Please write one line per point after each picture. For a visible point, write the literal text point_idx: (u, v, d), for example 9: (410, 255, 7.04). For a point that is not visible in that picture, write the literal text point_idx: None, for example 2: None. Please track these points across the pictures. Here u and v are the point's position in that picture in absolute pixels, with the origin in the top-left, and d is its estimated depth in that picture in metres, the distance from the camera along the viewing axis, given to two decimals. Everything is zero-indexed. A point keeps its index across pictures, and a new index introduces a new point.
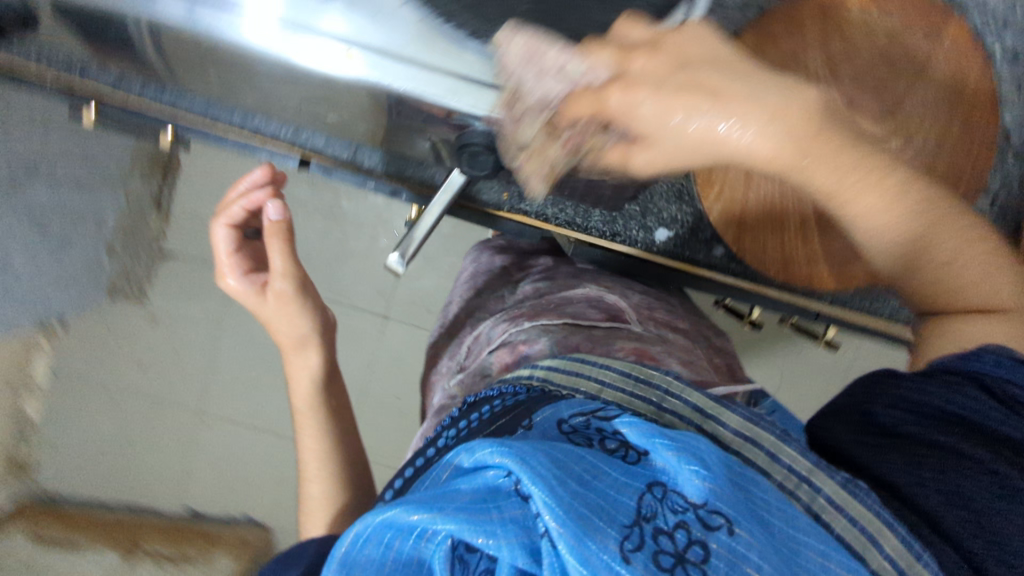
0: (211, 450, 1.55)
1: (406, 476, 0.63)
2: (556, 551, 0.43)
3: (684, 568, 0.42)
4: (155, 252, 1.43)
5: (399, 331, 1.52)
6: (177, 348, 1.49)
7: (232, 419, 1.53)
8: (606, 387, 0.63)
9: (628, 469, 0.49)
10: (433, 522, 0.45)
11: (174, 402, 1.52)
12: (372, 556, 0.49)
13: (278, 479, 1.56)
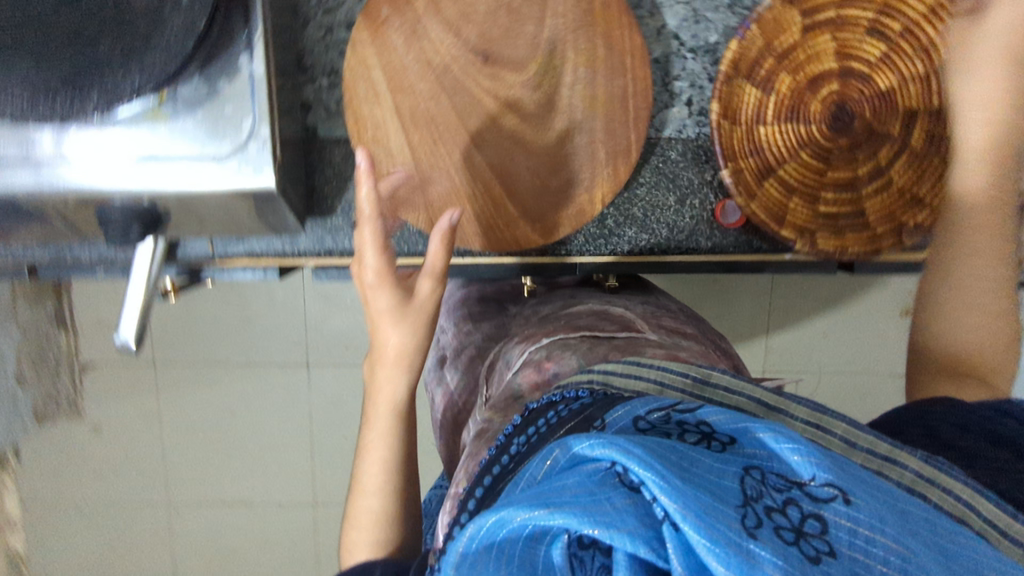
0: (188, 529, 1.57)
1: (485, 481, 0.40)
2: (856, 508, 0.29)
3: (847, 497, 0.29)
4: (73, 364, 1.46)
5: (327, 375, 1.45)
6: (122, 447, 1.52)
7: (197, 497, 1.55)
8: (793, 403, 0.39)
9: (850, 449, 0.36)
10: (687, 516, 0.26)
11: (130, 496, 1.55)
12: (580, 491, 0.29)
13: (262, 540, 1.56)
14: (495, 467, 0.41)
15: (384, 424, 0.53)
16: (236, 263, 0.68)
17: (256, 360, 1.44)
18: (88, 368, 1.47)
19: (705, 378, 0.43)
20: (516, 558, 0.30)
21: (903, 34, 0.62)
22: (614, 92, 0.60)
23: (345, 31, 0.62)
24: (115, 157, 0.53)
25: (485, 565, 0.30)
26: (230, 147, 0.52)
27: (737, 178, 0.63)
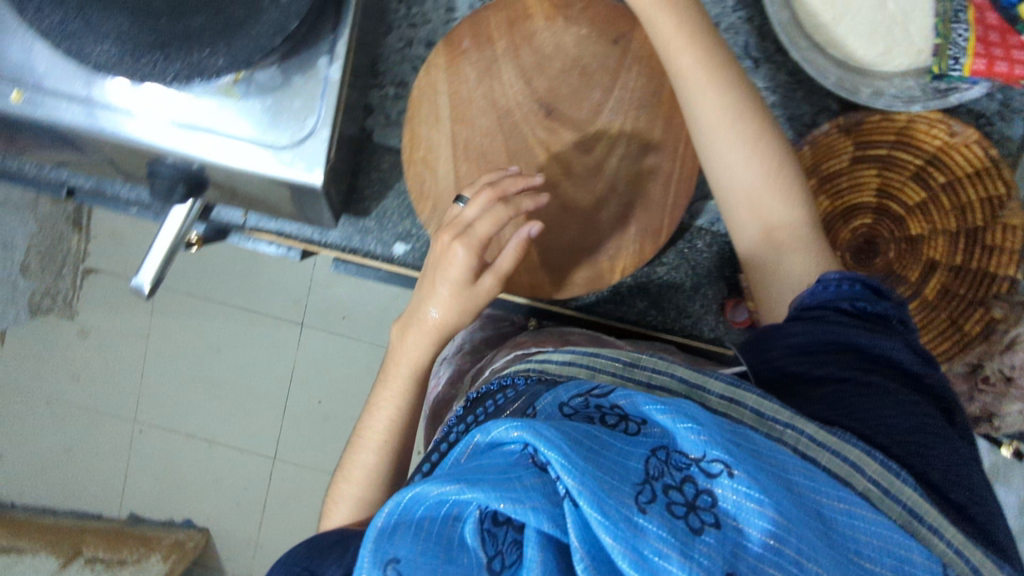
0: (147, 457, 1.57)
1: (436, 457, 0.46)
2: (739, 482, 0.33)
3: (730, 473, 0.33)
4: (77, 267, 1.50)
5: (318, 337, 1.49)
6: (105, 359, 1.55)
7: (164, 426, 1.56)
8: (709, 379, 0.43)
9: (759, 418, 0.40)
10: (582, 492, 0.31)
11: (101, 409, 1.56)
12: (494, 470, 0.34)
13: (214, 484, 1.54)
14: (439, 447, 0.47)
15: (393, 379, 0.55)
16: (265, 237, 0.71)
17: (255, 308, 1.50)
18: (90, 275, 1.50)
19: (638, 360, 0.46)
20: (433, 535, 0.34)
21: (946, 187, 0.64)
22: (660, 173, 0.62)
23: (421, 49, 0.65)
24: (176, 119, 0.55)
25: (405, 535, 0.34)
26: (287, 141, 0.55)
27: (754, 285, 0.65)
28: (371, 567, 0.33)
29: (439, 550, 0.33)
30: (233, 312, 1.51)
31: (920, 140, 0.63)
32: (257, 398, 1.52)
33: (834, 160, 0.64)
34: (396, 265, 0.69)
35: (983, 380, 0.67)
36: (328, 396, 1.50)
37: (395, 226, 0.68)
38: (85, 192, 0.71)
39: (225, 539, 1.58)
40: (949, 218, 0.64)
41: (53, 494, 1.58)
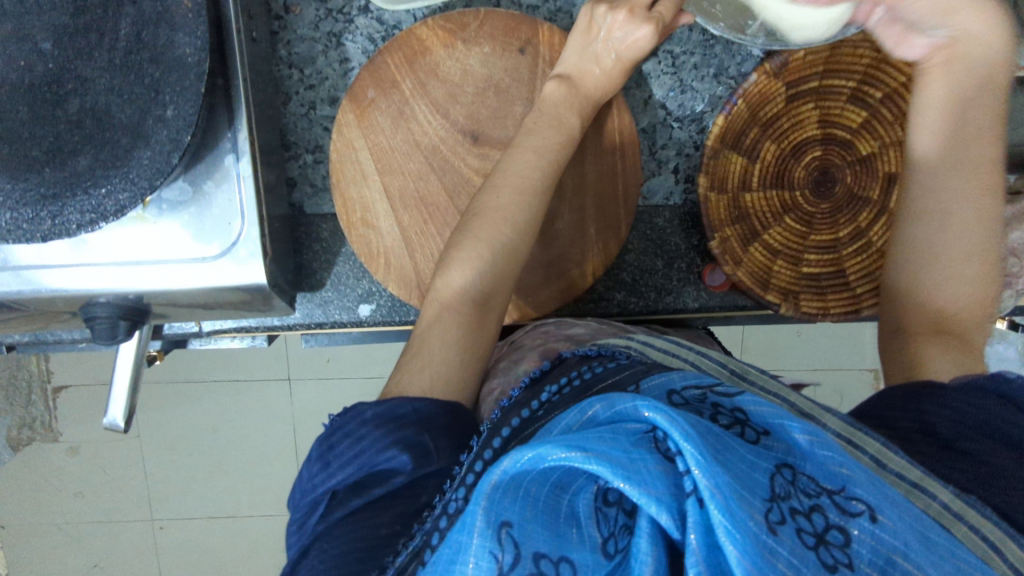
0: (176, 548, 1.57)
1: (503, 434, 0.43)
2: (879, 528, 0.32)
3: (873, 516, 0.33)
4: (47, 387, 1.48)
5: (307, 389, 1.48)
6: (104, 469, 1.52)
7: (184, 515, 1.55)
8: (826, 412, 0.41)
9: (880, 469, 0.37)
10: (715, 496, 0.29)
11: (116, 517, 1.55)
12: (616, 445, 0.32)
13: (250, 554, 1.57)
14: (525, 411, 0.44)
15: (436, 315, 0.52)
16: (228, 333, 0.68)
17: (239, 377, 1.48)
18: (62, 392, 1.49)
19: (743, 371, 0.47)
20: (542, 501, 0.32)
21: (884, 103, 0.63)
22: (603, 169, 0.60)
23: (327, 107, 0.62)
24: (101, 261, 0.52)
25: (514, 499, 0.31)
26: (216, 250, 0.52)
27: (725, 246, 0.64)
28: (483, 532, 0.31)
29: (547, 520, 0.32)
30: (216, 387, 1.49)
31: (849, 64, 0.62)
32: (262, 465, 1.52)
33: (770, 105, 0.63)
34: (367, 327, 0.66)
35: None
36: None
37: (354, 289, 0.65)
38: (24, 346, 0.67)
39: None
40: (894, 128, 0.64)
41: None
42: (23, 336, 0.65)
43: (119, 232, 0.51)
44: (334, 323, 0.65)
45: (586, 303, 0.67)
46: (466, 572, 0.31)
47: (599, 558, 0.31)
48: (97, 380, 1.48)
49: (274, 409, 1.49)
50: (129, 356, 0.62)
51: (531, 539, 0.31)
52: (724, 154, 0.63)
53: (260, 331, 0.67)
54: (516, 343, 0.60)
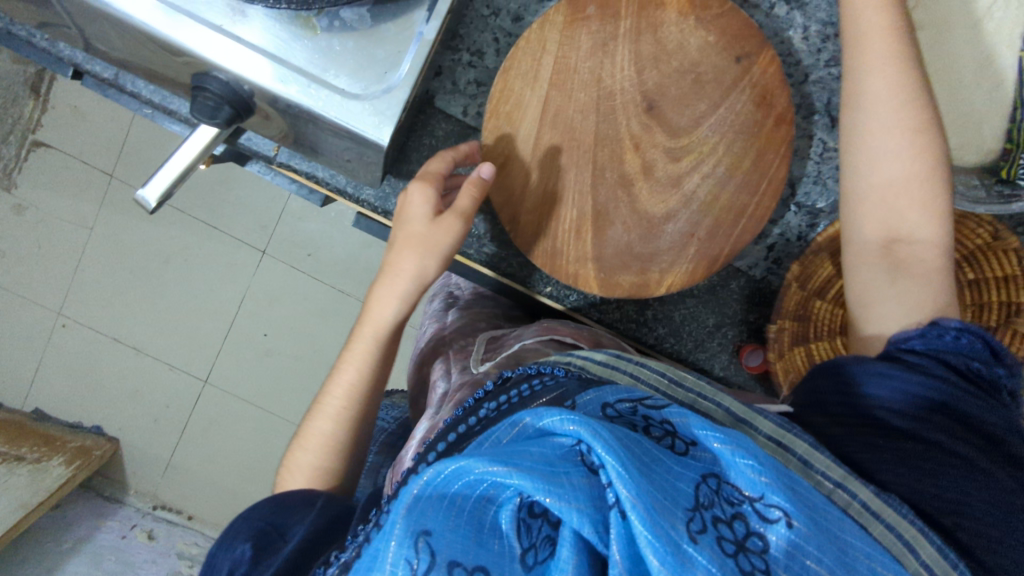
0: (67, 353, 1.48)
1: (444, 442, 0.46)
2: (794, 533, 0.35)
3: (789, 522, 0.35)
4: (27, 139, 1.40)
5: (277, 268, 1.44)
6: (40, 243, 1.44)
7: (93, 326, 1.47)
8: (761, 416, 0.45)
9: (804, 468, 0.42)
10: (636, 506, 0.32)
11: (26, 295, 1.46)
12: (541, 460, 0.35)
13: (133, 393, 1.50)
14: (461, 428, 0.47)
15: (374, 338, 0.58)
16: (292, 175, 0.65)
17: (220, 225, 1.42)
18: (38, 150, 1.40)
19: (681, 377, 0.48)
20: (467, 511, 0.35)
21: (971, 284, 0.66)
22: (736, 203, 0.60)
23: (508, 22, 0.61)
24: (244, 41, 0.49)
25: (436, 511, 0.34)
26: (354, 91, 0.50)
27: (778, 336, 0.65)
28: (401, 540, 0.33)
29: (469, 530, 0.34)
30: (192, 222, 1.42)
31: (963, 235, 0.65)
32: (196, 318, 1.46)
33: None
34: None
35: None
36: (278, 331, 1.46)
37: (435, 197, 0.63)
38: (95, 78, 0.63)
39: (136, 454, 1.52)
40: (965, 313, 0.66)
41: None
42: (99, 72, 0.61)
43: (275, 28, 0.49)
44: (399, 217, 0.63)
45: (629, 320, 0.68)
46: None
47: (520, 569, 0.34)
48: (80, 157, 1.40)
49: (237, 271, 1.44)
50: (196, 144, 0.59)
51: (447, 548, 0.33)
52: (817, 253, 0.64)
53: (321, 188, 0.65)
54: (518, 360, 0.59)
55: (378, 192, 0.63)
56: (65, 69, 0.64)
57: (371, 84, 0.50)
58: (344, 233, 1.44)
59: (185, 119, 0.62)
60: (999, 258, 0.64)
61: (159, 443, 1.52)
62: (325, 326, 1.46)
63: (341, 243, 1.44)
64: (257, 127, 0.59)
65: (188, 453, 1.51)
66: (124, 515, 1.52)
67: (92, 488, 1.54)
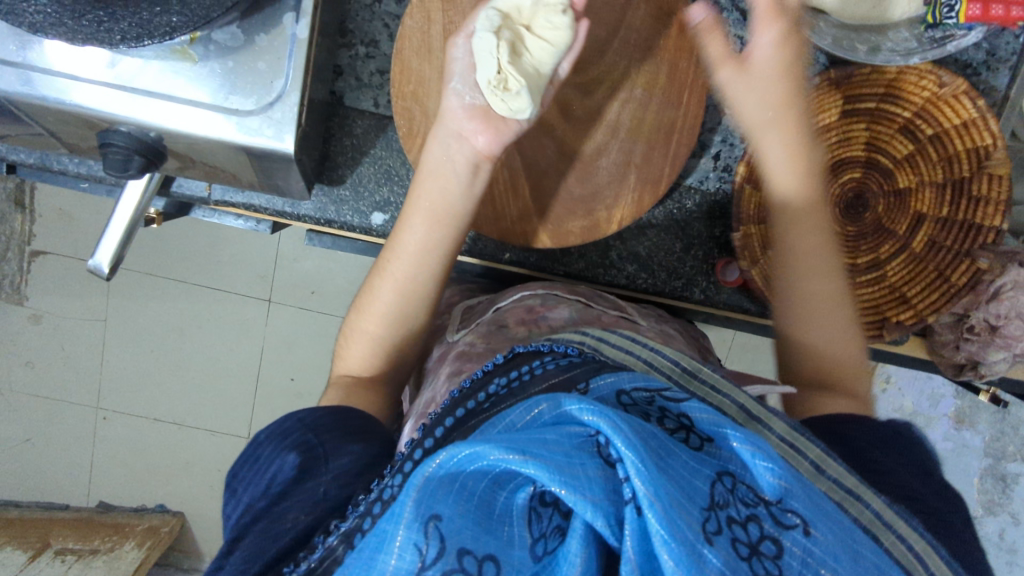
0: (113, 443, 1.53)
1: (447, 423, 0.44)
2: (812, 541, 0.33)
3: (807, 529, 0.33)
4: (25, 251, 1.45)
5: (285, 313, 1.46)
6: (63, 345, 1.49)
7: (129, 411, 1.52)
8: (772, 416, 0.42)
9: (816, 473, 0.40)
10: (654, 503, 0.30)
11: (63, 397, 1.52)
12: (557, 449, 0.33)
13: (184, 466, 1.54)
14: (469, 403, 0.45)
15: (395, 279, 0.58)
16: (232, 210, 0.67)
17: (218, 285, 1.45)
18: (38, 259, 1.45)
19: (694, 371, 0.45)
20: (475, 497, 0.32)
21: (933, 140, 0.63)
22: (662, 121, 0.59)
23: (393, 5, 0.61)
24: (171, 95, 0.50)
25: (446, 495, 0.32)
26: (246, 108, 0.51)
27: (746, 243, 0.63)
28: (410, 523, 0.31)
29: (478, 515, 0.32)
30: (193, 289, 1.46)
31: (908, 93, 0.62)
32: (221, 381, 1.50)
33: (824, 115, 0.62)
34: (375, 235, 0.65)
35: (969, 329, 0.66)
36: (303, 373, 1.49)
37: (372, 194, 0.64)
38: (27, 166, 0.65)
39: (203, 521, 1.58)
40: (935, 170, 0.63)
41: (16, 487, 1.56)
42: (25, 159, 0.63)
43: (156, 67, 0.50)
44: (341, 222, 0.64)
45: (594, 265, 0.68)
46: (387, 564, 0.31)
47: (527, 560, 0.32)
48: (77, 255, 1.45)
49: (247, 325, 1.47)
50: (130, 204, 0.61)
51: (456, 535, 0.31)
52: (762, 150, 0.62)
53: (263, 215, 0.66)
54: (500, 323, 0.61)
55: (317, 205, 0.64)
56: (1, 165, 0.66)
57: (262, 97, 0.51)
58: (340, 262, 1.44)
59: (117, 181, 0.63)
60: (951, 105, 0.61)
61: (220, 507, 1.56)
62: None
63: (339, 273, 1.45)
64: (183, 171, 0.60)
65: None
66: None
67: (171, 563, 1.61)
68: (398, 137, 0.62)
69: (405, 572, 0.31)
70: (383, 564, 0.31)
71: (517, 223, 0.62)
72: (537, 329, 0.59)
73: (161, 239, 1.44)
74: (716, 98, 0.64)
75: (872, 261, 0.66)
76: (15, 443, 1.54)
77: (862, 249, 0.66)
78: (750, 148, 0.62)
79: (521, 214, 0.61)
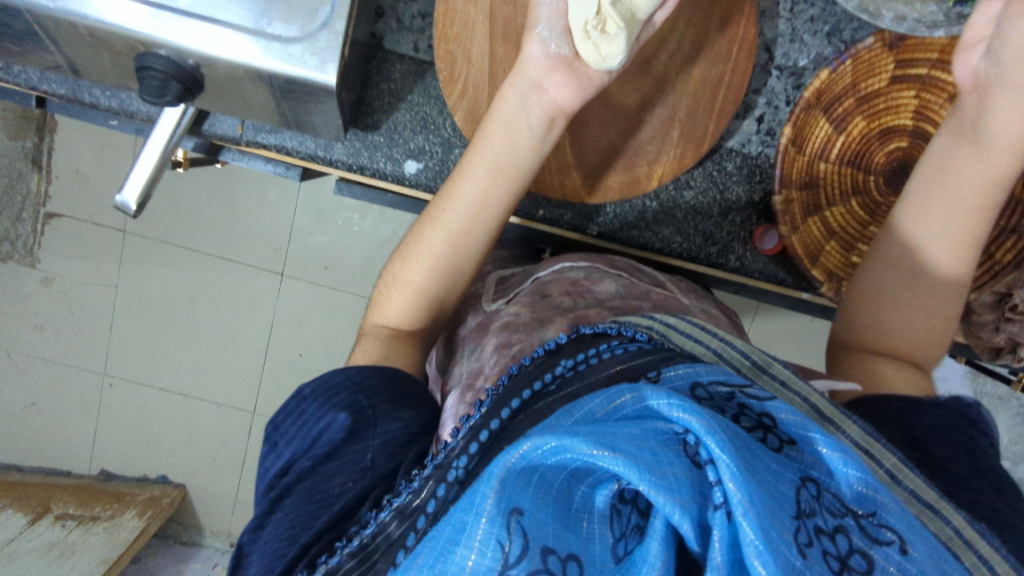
0: (119, 410, 1.52)
1: (513, 404, 0.44)
2: (907, 559, 0.32)
3: (902, 546, 0.32)
4: (40, 212, 1.42)
5: (299, 288, 1.43)
6: (73, 309, 1.47)
7: (136, 378, 1.50)
8: (848, 420, 0.41)
9: (893, 483, 0.39)
10: (747, 510, 0.30)
11: (71, 362, 1.50)
12: (644, 446, 0.32)
13: (188, 437, 1.53)
14: (535, 384, 0.45)
15: (448, 226, 0.57)
16: (262, 153, 0.65)
17: (231, 255, 1.42)
18: (53, 221, 1.42)
19: (766, 363, 0.44)
20: (555, 490, 0.33)
21: None
22: (710, 77, 0.58)
23: None
24: (211, 15, 0.49)
25: (528, 486, 0.32)
26: (288, 33, 0.49)
27: (786, 207, 0.62)
28: (493, 517, 0.31)
29: (558, 509, 0.32)
30: (204, 258, 1.42)
31: None
32: (230, 355, 1.47)
33: (874, 79, 0.61)
34: (407, 185, 0.64)
35: (1011, 309, 0.64)
36: (311, 349, 1.46)
37: (407, 141, 0.62)
38: (56, 98, 0.63)
39: (204, 494, 1.57)
40: None
41: (20, 449, 1.55)
42: (55, 88, 0.62)
43: None
44: (373, 168, 0.63)
45: (629, 227, 0.66)
46: (466, 560, 0.32)
47: (609, 560, 0.32)
48: (91, 219, 1.42)
49: (259, 299, 1.44)
50: (160, 140, 0.59)
51: (538, 531, 0.31)
52: (804, 113, 0.61)
53: (295, 160, 0.65)
54: (542, 294, 0.62)
55: (351, 150, 0.62)
56: (33, 96, 0.65)
57: (306, 23, 0.49)
58: (355, 238, 1.40)
59: (150, 116, 0.62)
60: None
61: (222, 481, 1.55)
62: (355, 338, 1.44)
63: (354, 249, 1.41)
64: (219, 105, 0.58)
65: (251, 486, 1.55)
66: None
67: (170, 535, 1.60)
68: (436, 83, 0.61)
69: (486, 568, 0.31)
70: (462, 558, 0.32)
71: (557, 175, 0.61)
72: (583, 300, 0.60)
73: (172, 203, 1.40)
74: (765, 57, 0.63)
75: None
76: (21, 405, 1.53)
77: None
78: (793, 110, 0.61)
79: (561, 162, 0.60)
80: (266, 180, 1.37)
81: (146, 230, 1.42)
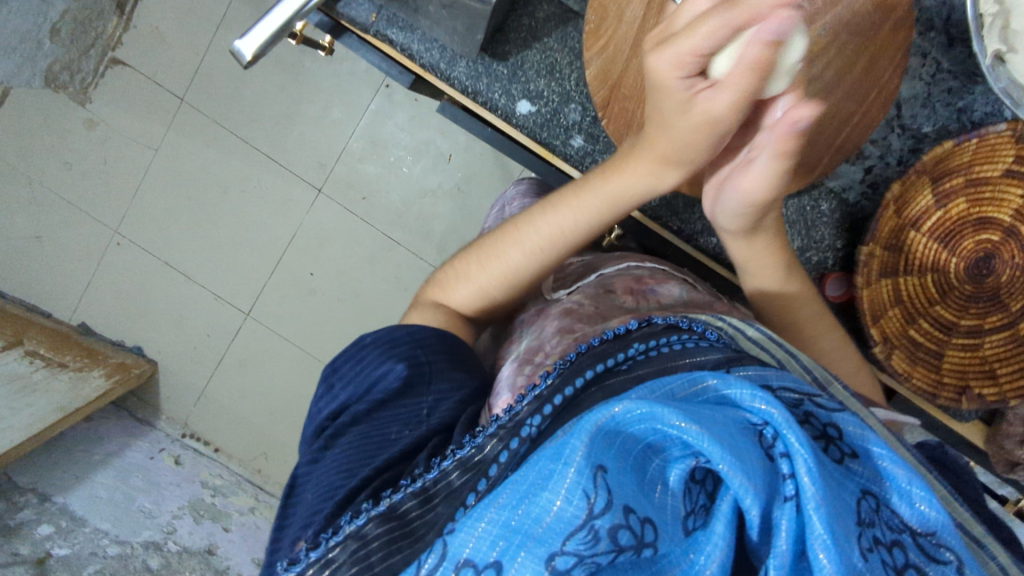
0: (119, 269, 1.50)
1: (587, 375, 0.43)
2: None
3: (960, 569, 0.33)
4: (107, 55, 1.41)
5: (331, 209, 1.41)
6: (106, 159, 1.45)
7: (146, 245, 1.49)
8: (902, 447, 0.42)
9: None
10: (819, 506, 0.30)
11: (87, 209, 1.48)
12: (725, 428, 0.32)
13: (177, 318, 1.51)
14: (609, 360, 0.44)
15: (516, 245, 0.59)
16: (383, 48, 0.65)
17: (278, 157, 1.40)
18: (116, 68, 1.41)
19: (829, 382, 0.46)
20: (633, 457, 0.32)
21: None
22: (843, 109, 0.59)
23: None
24: None
25: (609, 444, 0.32)
26: None
27: (867, 261, 0.64)
28: (578, 467, 0.31)
29: (635, 474, 0.32)
30: (252, 150, 1.41)
31: None
32: (244, 252, 1.45)
33: (989, 165, 0.61)
34: (513, 124, 0.63)
35: None
36: (324, 271, 1.43)
37: (527, 82, 0.63)
38: None
39: (173, 381, 1.54)
40: None
41: (7, 278, 1.52)
42: None
43: None
44: (487, 98, 0.63)
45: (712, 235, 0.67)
46: (552, 504, 0.31)
47: (679, 531, 0.31)
48: (153, 78, 1.41)
49: (290, 207, 1.42)
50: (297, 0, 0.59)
51: (620, 489, 0.30)
52: (909, 176, 0.62)
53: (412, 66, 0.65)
54: (606, 288, 0.60)
55: (472, 73, 0.63)
56: None
57: None
58: (399, 173, 1.38)
59: None
60: None
61: (195, 372, 1.52)
62: (371, 272, 1.42)
63: (396, 185, 1.39)
64: None
65: (222, 386, 1.52)
66: (181, 452, 1.52)
67: (125, 409, 1.56)
68: (576, 35, 0.62)
69: (569, 517, 0.30)
70: (546, 503, 0.31)
71: None
72: (645, 301, 0.58)
73: (239, 88, 1.39)
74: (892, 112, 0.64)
75: (971, 330, 0.64)
76: (24, 237, 1.50)
77: (972, 313, 0.64)
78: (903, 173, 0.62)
79: None
80: (336, 95, 1.37)
81: (204, 106, 1.41)
